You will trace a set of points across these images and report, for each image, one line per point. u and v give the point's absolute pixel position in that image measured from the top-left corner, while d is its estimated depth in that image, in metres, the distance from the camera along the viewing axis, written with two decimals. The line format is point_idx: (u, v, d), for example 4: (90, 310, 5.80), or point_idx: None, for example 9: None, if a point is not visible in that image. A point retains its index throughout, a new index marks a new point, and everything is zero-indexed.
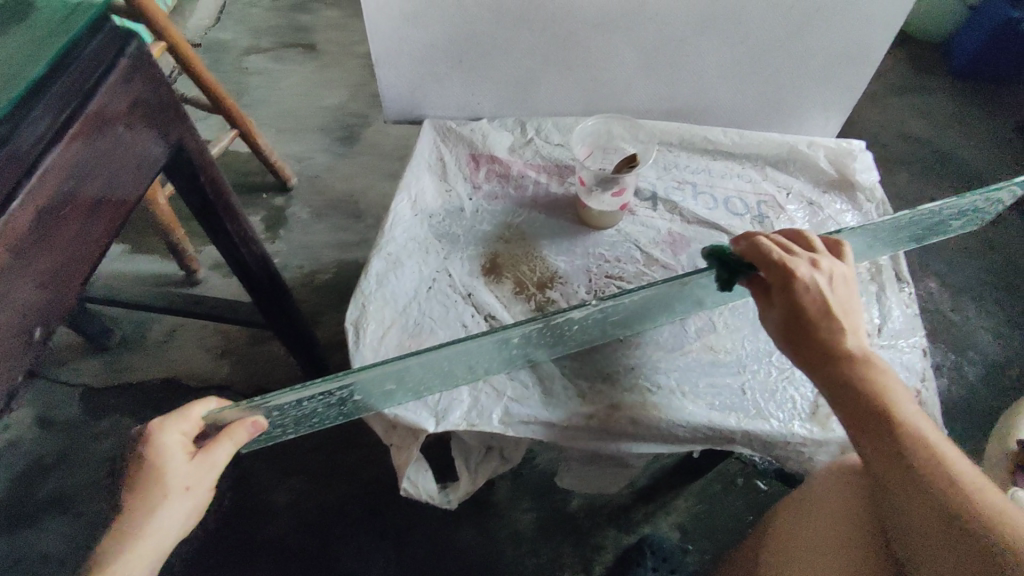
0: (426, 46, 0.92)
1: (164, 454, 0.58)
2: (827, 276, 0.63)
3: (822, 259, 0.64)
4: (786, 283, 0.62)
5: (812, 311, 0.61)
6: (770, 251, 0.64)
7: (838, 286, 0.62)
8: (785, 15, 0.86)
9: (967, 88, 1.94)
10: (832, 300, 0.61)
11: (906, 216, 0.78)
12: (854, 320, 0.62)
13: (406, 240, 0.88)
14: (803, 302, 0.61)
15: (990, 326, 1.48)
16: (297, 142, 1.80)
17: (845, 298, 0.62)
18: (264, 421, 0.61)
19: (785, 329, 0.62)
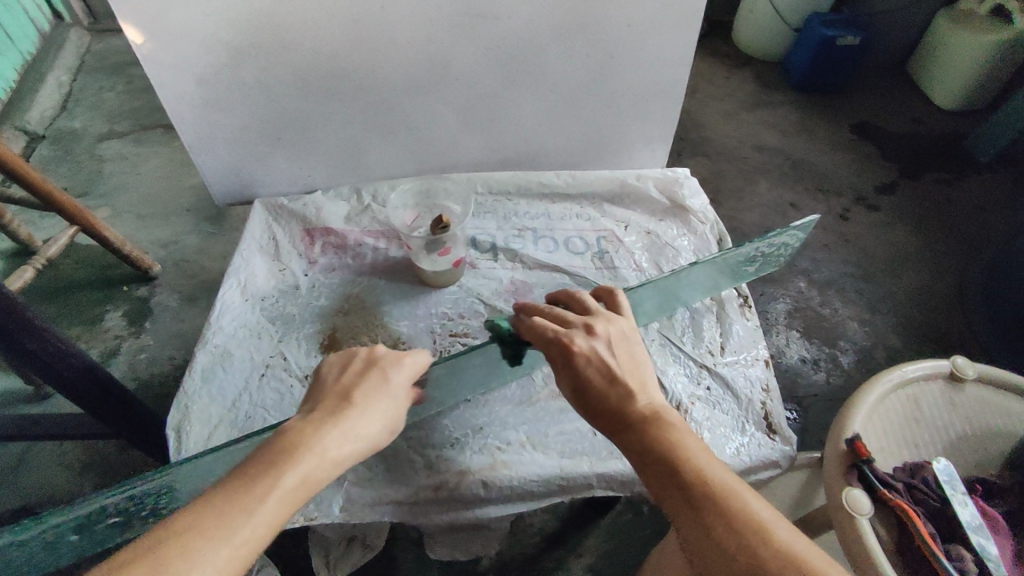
0: (239, 128, 0.90)
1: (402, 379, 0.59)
2: (605, 341, 0.62)
3: (597, 322, 0.63)
4: (565, 356, 0.61)
5: (594, 380, 0.59)
6: (545, 331, 0.63)
7: (616, 348, 0.61)
8: (584, 64, 0.90)
9: (808, 99, 2.11)
10: (609, 364, 0.60)
11: (676, 275, 0.76)
12: (643, 379, 0.60)
13: (235, 328, 0.84)
14: (582, 374, 0.60)
15: (854, 315, 1.54)
16: (168, 227, 1.61)
17: (626, 357, 0.61)
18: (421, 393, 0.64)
19: (582, 406, 0.61)
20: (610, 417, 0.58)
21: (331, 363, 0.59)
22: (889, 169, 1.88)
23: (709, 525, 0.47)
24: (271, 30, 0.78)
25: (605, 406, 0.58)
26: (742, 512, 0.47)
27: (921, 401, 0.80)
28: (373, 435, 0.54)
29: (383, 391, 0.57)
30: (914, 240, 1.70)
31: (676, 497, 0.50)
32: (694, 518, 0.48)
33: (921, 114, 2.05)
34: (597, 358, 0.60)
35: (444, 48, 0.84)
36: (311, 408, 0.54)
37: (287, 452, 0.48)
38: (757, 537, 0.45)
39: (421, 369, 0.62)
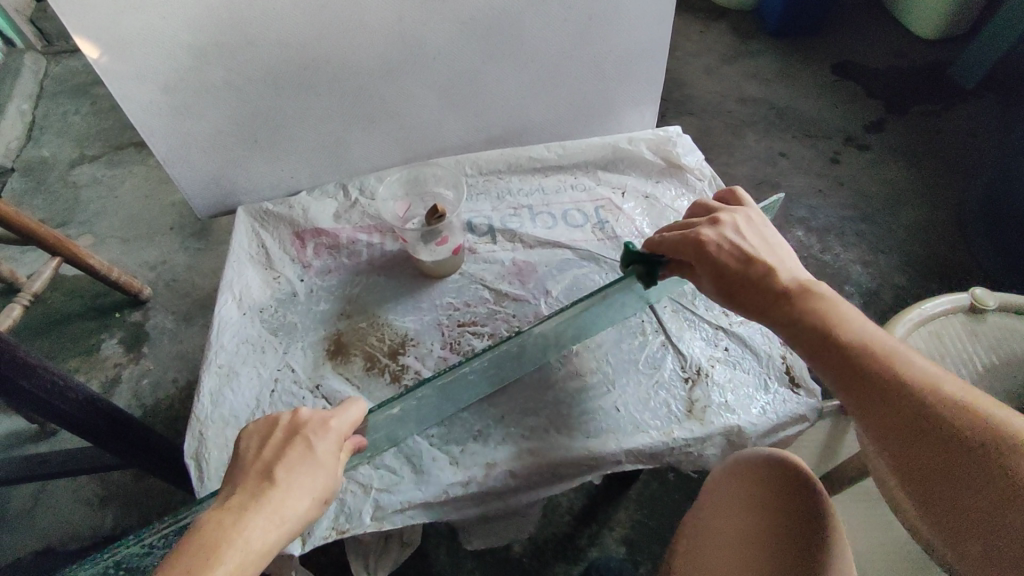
0: (211, 134, 0.86)
1: (329, 442, 0.55)
2: (732, 229, 0.63)
3: (724, 215, 0.65)
4: (700, 249, 0.62)
5: (730, 265, 0.61)
6: (673, 238, 0.65)
7: (752, 240, 0.62)
8: (562, 27, 0.86)
9: (788, 44, 2.06)
10: (748, 248, 0.61)
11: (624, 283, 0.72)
12: (784, 259, 0.61)
13: (237, 345, 0.81)
14: (720, 262, 0.61)
15: (857, 258, 1.52)
16: (154, 248, 1.57)
17: (765, 245, 0.62)
18: (364, 440, 0.61)
19: (723, 288, 0.61)
20: (753, 294, 0.59)
21: (252, 433, 0.55)
22: (877, 107, 1.85)
23: (881, 383, 0.50)
24: (234, 26, 0.74)
25: (748, 284, 0.60)
26: (912, 371, 0.50)
27: (943, 337, 0.79)
28: (301, 515, 0.50)
29: (308, 464, 0.52)
30: (910, 176, 1.68)
31: (839, 359, 0.53)
32: (861, 373, 0.51)
33: (903, 48, 2.02)
34: (731, 246, 0.61)
35: (416, 27, 0.80)
36: (228, 493, 0.50)
37: (201, 555, 0.44)
38: (929, 390, 0.48)
39: (353, 423, 0.58)
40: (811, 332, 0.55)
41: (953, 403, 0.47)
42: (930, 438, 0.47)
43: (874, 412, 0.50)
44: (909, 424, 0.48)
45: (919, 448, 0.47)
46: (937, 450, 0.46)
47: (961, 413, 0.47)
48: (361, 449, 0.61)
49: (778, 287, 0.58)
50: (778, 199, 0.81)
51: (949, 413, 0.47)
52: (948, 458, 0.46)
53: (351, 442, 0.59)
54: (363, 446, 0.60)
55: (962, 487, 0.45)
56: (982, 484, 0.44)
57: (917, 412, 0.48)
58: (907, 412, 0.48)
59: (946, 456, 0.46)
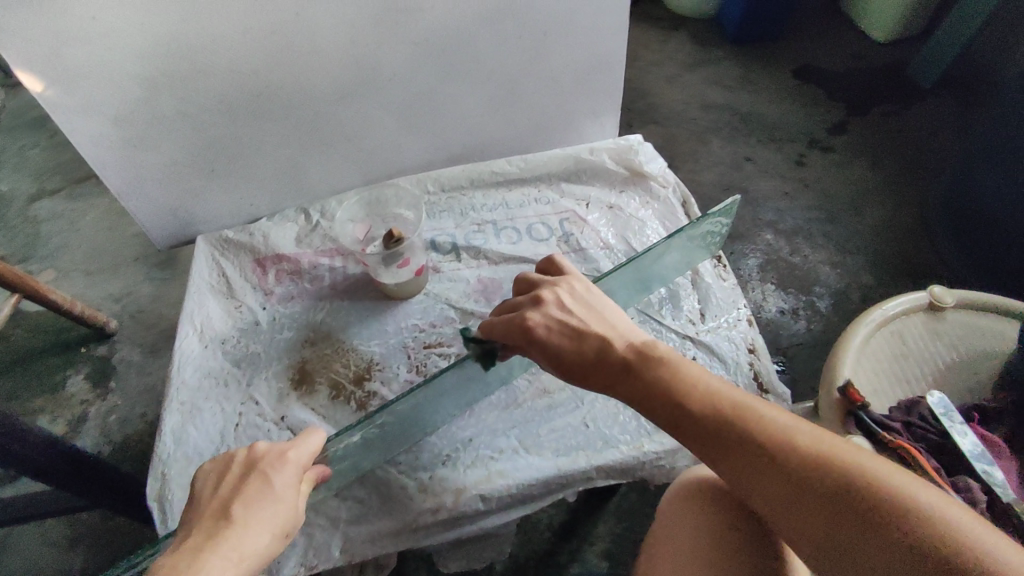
0: (166, 165, 0.84)
1: (289, 476, 0.53)
2: (557, 305, 0.59)
3: (546, 292, 0.60)
4: (532, 333, 0.58)
5: (564, 348, 0.57)
6: (502, 324, 0.60)
7: (585, 310, 0.59)
8: (517, 44, 0.87)
9: (748, 51, 2.10)
10: (576, 324, 0.58)
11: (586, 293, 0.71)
12: (615, 326, 0.58)
13: (198, 379, 0.79)
14: (551, 347, 0.57)
15: (825, 259, 1.54)
16: (118, 279, 1.54)
17: (594, 314, 0.59)
18: (327, 471, 0.60)
19: (568, 372, 0.57)
20: (597, 377, 0.56)
21: (209, 471, 0.54)
22: (838, 110, 1.89)
23: (737, 453, 0.47)
24: (183, 54, 0.73)
25: (589, 368, 0.56)
26: (759, 432, 0.47)
27: (905, 336, 0.81)
28: (260, 551, 0.48)
29: (265, 500, 0.51)
30: (872, 175, 1.71)
31: (692, 436, 0.50)
32: (725, 447, 0.48)
33: (859, 50, 2.07)
34: (559, 325, 0.58)
35: (370, 49, 0.80)
36: (184, 535, 0.48)
37: None
38: (781, 448, 0.46)
39: (314, 453, 0.57)
40: (664, 412, 0.51)
41: (804, 456, 0.45)
42: (796, 503, 0.44)
43: (743, 485, 0.47)
44: (774, 492, 0.45)
45: (790, 516, 0.45)
46: (809, 516, 0.44)
47: (814, 467, 0.44)
48: (324, 480, 0.60)
49: (618, 363, 0.55)
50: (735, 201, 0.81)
51: (817, 469, 0.44)
52: (819, 518, 0.43)
53: (314, 473, 0.58)
54: (326, 476, 0.59)
55: (843, 548, 0.42)
56: (859, 540, 0.42)
57: (777, 477, 0.45)
58: (771, 478, 0.45)
59: (816, 520, 0.43)
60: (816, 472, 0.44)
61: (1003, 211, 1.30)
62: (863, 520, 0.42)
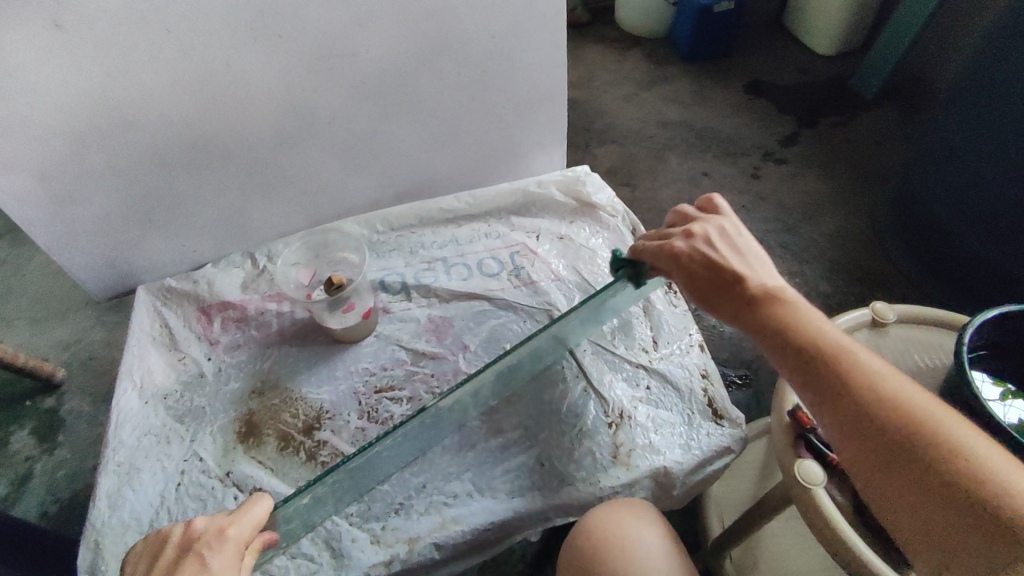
0: (99, 217, 0.82)
1: (227, 550, 0.51)
2: (706, 240, 0.60)
3: (697, 226, 0.61)
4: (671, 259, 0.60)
5: (704, 275, 0.58)
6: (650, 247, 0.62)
7: (727, 248, 0.59)
8: (457, 81, 0.87)
9: (700, 68, 2.15)
10: (721, 257, 0.58)
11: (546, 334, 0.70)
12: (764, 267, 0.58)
13: (137, 439, 0.76)
14: (693, 272, 0.58)
15: (783, 270, 1.57)
16: (67, 326, 1.41)
17: (736, 253, 0.58)
18: (275, 536, 0.58)
19: (700, 298, 0.58)
20: (718, 303, 0.57)
21: (142, 554, 0.51)
22: (788, 122, 1.94)
23: (829, 391, 0.47)
24: (109, 108, 0.71)
25: (713, 293, 0.57)
26: (863, 380, 0.46)
27: None
28: None
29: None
30: (824, 185, 1.76)
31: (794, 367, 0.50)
32: (830, 387, 0.47)
33: (806, 64, 2.13)
34: (702, 257, 0.58)
35: (305, 94, 0.79)
36: None
37: None
38: (881, 400, 0.45)
39: (257, 522, 0.55)
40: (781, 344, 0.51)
41: (904, 413, 0.44)
42: (873, 450, 0.44)
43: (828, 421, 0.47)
44: (857, 435, 0.45)
45: (866, 460, 0.44)
46: (897, 472, 0.43)
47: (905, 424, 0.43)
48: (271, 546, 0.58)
49: (743, 294, 0.55)
50: None
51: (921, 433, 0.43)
52: (894, 469, 0.43)
53: (260, 542, 0.55)
54: (275, 542, 0.56)
55: (910, 503, 0.42)
56: (927, 499, 0.41)
57: (862, 422, 0.45)
58: (853, 423, 0.45)
59: (890, 470, 0.43)
60: (909, 428, 0.43)
61: (931, 211, 1.28)
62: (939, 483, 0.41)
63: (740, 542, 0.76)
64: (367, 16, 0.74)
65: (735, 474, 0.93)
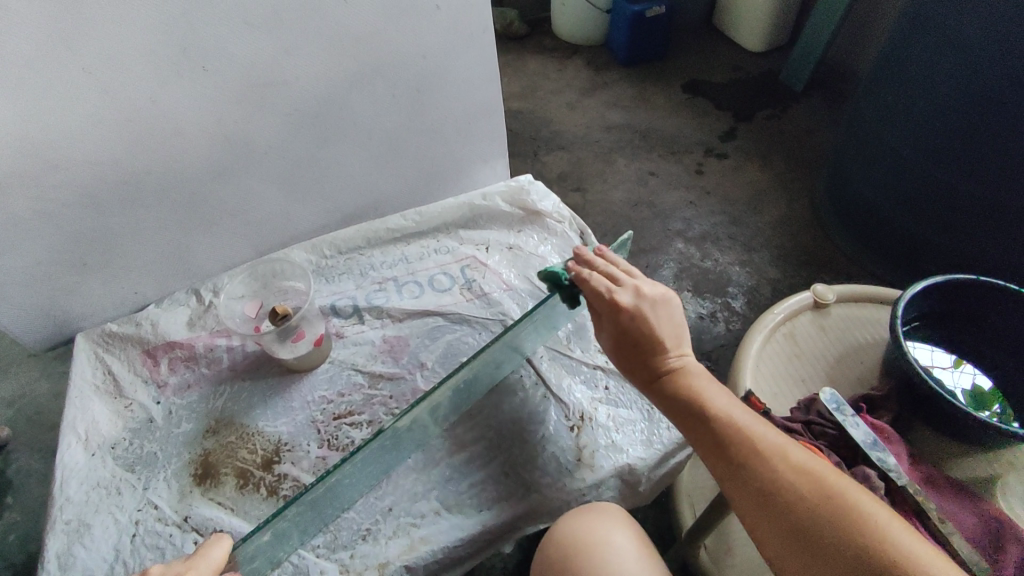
0: (29, 266, 0.78)
1: None
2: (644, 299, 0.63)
3: (644, 286, 0.64)
4: (613, 312, 0.63)
5: (631, 338, 0.63)
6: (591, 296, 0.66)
7: (661, 309, 0.63)
8: (392, 102, 0.87)
9: (637, 71, 2.21)
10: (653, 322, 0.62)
11: (496, 345, 0.70)
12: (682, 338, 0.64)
13: (86, 493, 0.73)
14: (621, 332, 0.63)
15: (734, 260, 1.61)
16: (12, 381, 1.33)
17: (668, 319, 0.63)
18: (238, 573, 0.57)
19: (625, 359, 0.64)
20: (643, 371, 0.63)
21: None
22: (726, 118, 2.01)
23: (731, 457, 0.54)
24: (29, 153, 0.69)
25: (637, 359, 0.63)
26: (768, 450, 0.52)
27: (796, 336, 0.85)
28: None
29: None
30: (764, 176, 1.82)
31: (705, 436, 0.57)
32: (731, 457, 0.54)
33: (738, 61, 2.21)
34: (639, 317, 0.62)
35: (238, 125, 0.78)
36: None
37: None
38: (773, 466, 0.51)
39: (217, 566, 0.54)
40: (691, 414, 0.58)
41: (807, 482, 0.49)
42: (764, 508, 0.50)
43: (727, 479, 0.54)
44: (763, 504, 0.50)
45: (765, 521, 0.50)
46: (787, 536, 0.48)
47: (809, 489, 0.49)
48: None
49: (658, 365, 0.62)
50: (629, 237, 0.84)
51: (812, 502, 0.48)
52: (795, 534, 0.48)
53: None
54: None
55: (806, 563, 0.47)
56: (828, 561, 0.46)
57: (769, 490, 0.50)
58: (753, 494, 0.51)
59: (788, 530, 0.48)
60: (814, 496, 0.48)
61: (863, 192, 1.34)
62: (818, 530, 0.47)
63: (709, 530, 0.77)
64: (294, 44, 0.74)
65: (702, 463, 0.94)
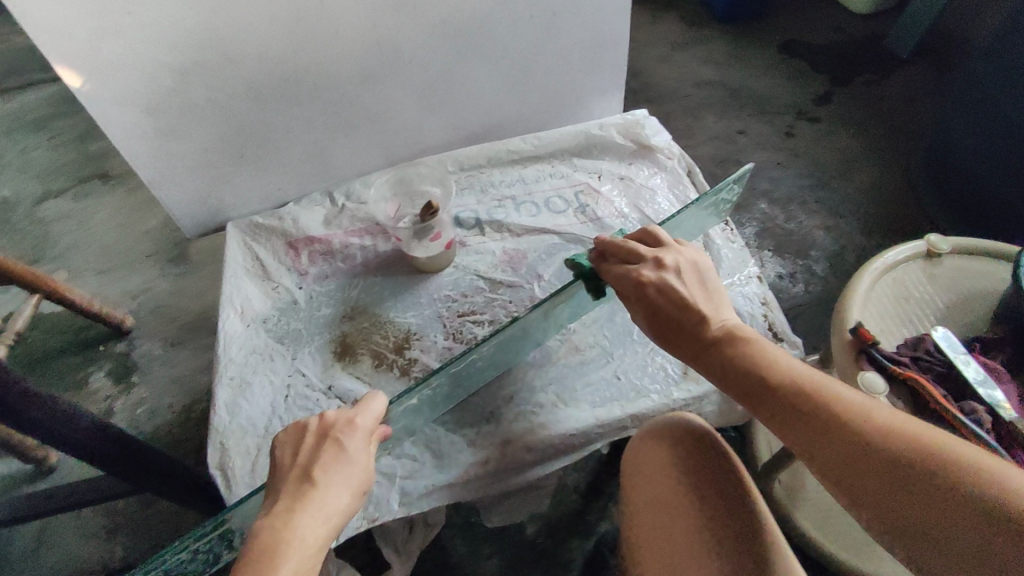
0: (197, 153, 0.87)
1: (356, 439, 0.60)
2: (675, 272, 0.62)
3: (667, 255, 0.64)
4: (639, 288, 0.62)
5: (667, 309, 0.60)
6: (618, 273, 0.65)
7: (688, 274, 0.62)
8: (529, 24, 0.91)
9: (732, 28, 2.15)
10: (684, 291, 0.60)
11: None
12: (716, 304, 0.61)
13: (245, 356, 0.83)
14: (656, 304, 0.61)
15: (819, 224, 1.60)
16: (135, 277, 1.45)
17: (699, 284, 0.62)
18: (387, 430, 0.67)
19: (660, 330, 0.61)
20: (689, 344, 0.59)
21: (284, 441, 0.61)
22: (822, 81, 1.95)
23: (801, 415, 0.48)
24: (211, 45, 0.76)
25: (677, 330, 0.60)
26: (832, 399, 0.47)
27: (905, 283, 0.86)
28: (343, 507, 0.56)
29: (342, 461, 0.58)
30: (858, 142, 1.77)
31: (764, 393, 0.51)
32: (797, 412, 0.48)
33: (839, 23, 2.12)
34: (668, 289, 0.61)
35: (391, 33, 0.84)
36: (272, 497, 0.56)
37: (266, 555, 0.49)
38: (845, 416, 0.46)
39: (377, 415, 0.64)
40: (746, 377, 0.53)
41: (886, 431, 0.44)
42: (848, 461, 0.44)
43: (799, 437, 0.48)
44: (844, 462, 0.45)
45: (848, 475, 0.44)
46: (880, 489, 0.43)
47: (901, 442, 0.43)
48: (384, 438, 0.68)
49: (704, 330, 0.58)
50: (749, 168, 0.86)
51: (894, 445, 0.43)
52: (888, 485, 0.42)
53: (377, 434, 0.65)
54: (390, 436, 0.66)
55: (902, 513, 0.42)
56: (923, 510, 0.41)
57: (848, 443, 0.45)
58: (832, 447, 0.45)
59: (879, 481, 0.43)
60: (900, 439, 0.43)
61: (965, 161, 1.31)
62: (914, 478, 0.42)
63: None
64: None
65: None
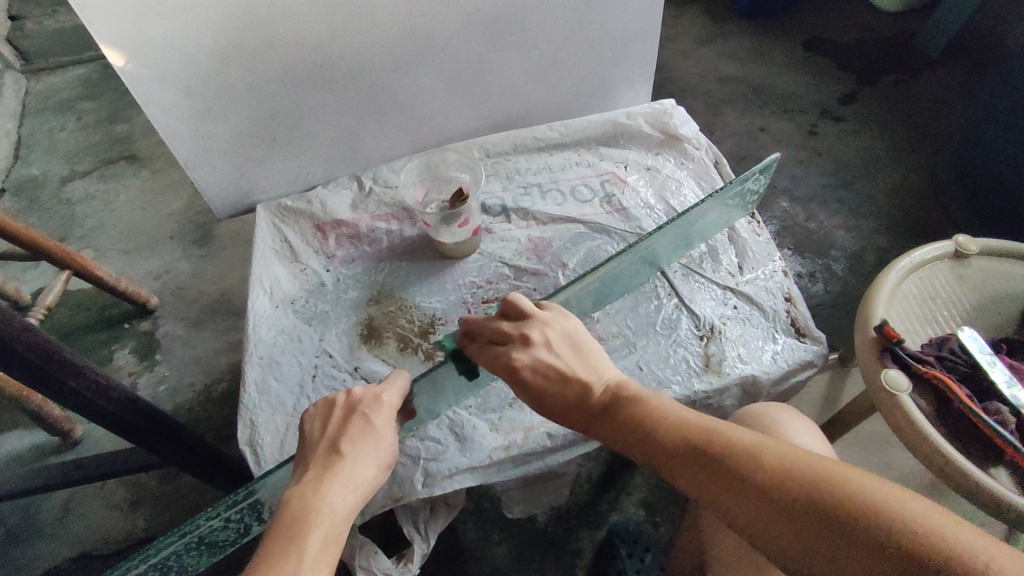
0: (231, 136, 0.89)
1: (381, 414, 0.61)
2: (544, 345, 0.62)
3: (533, 329, 0.63)
4: (511, 371, 0.61)
5: (547, 388, 0.61)
6: (489, 357, 0.64)
7: (560, 344, 0.63)
8: (562, 15, 0.91)
9: (757, 24, 2.13)
10: (558, 364, 0.61)
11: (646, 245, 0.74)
12: (592, 369, 0.62)
13: (274, 336, 0.85)
14: (535, 386, 0.61)
15: (840, 224, 1.59)
16: (159, 257, 1.47)
17: (572, 353, 0.62)
18: (412, 407, 0.69)
19: (549, 407, 0.61)
20: (579, 417, 0.60)
21: (314, 416, 0.62)
22: (848, 80, 1.93)
23: (710, 478, 0.49)
24: (252, 26, 0.77)
25: (569, 406, 0.60)
26: (731, 456, 0.49)
27: (932, 282, 0.86)
28: (370, 479, 0.57)
29: (369, 435, 0.59)
30: (882, 143, 1.76)
31: (671, 463, 0.52)
32: (707, 475, 0.49)
33: (866, 21, 2.10)
34: (542, 365, 0.61)
35: (425, 20, 0.85)
36: (302, 468, 0.57)
37: (297, 521, 0.51)
38: (749, 471, 0.47)
39: (402, 391, 0.65)
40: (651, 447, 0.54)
41: (786, 478, 0.46)
42: (762, 518, 0.46)
43: (715, 501, 0.49)
44: (759, 516, 0.46)
45: (765, 526, 0.46)
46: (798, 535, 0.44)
47: (805, 487, 0.45)
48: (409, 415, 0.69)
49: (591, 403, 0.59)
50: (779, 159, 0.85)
51: (796, 490, 0.45)
52: (804, 532, 0.44)
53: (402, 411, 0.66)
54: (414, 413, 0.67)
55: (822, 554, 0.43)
56: (838, 551, 0.43)
57: (760, 496, 0.46)
58: (744, 504, 0.47)
59: (793, 527, 0.45)
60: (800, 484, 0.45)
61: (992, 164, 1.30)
62: (826, 521, 0.43)
63: None
64: None
65: None
